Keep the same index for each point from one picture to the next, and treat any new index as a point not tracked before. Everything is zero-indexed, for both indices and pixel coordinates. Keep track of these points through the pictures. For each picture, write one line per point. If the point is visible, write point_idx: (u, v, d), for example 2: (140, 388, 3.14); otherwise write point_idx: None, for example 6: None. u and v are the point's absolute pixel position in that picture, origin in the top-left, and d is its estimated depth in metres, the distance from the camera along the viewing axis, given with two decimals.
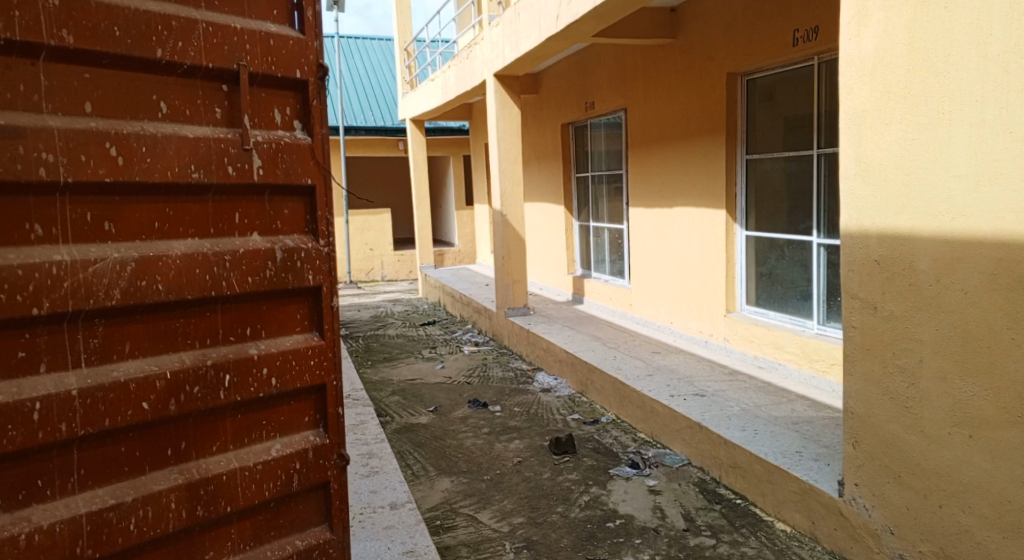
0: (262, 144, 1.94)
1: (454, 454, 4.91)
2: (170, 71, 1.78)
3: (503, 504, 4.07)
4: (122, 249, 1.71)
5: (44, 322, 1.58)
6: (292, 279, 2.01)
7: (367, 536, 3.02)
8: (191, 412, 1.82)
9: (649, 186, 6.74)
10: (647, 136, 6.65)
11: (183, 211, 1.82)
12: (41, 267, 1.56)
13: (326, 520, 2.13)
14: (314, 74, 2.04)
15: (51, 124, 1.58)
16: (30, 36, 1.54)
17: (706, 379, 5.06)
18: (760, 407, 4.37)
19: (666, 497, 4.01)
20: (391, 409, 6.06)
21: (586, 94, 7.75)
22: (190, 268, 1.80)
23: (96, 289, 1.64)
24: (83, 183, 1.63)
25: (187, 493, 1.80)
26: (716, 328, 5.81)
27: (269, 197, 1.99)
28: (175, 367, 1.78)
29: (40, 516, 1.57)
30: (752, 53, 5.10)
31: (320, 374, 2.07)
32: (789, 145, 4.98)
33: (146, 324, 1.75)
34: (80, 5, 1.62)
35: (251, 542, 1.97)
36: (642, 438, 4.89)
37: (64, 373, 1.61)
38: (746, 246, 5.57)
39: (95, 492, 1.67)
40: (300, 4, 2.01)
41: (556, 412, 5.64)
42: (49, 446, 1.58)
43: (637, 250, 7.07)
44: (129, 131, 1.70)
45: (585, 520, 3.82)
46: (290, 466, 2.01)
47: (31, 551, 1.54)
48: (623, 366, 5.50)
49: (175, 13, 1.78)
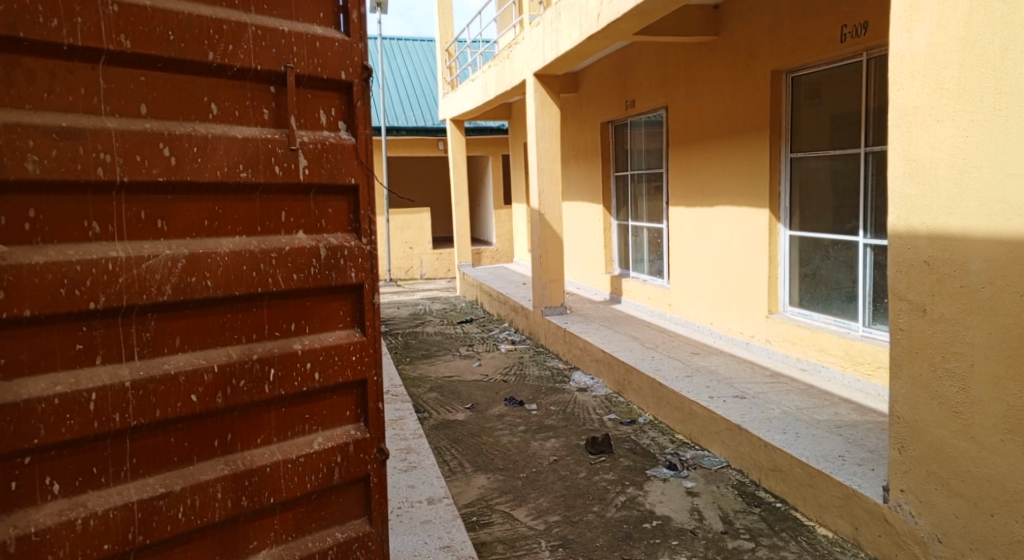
0: (307, 144, 1.99)
1: (490, 452, 4.94)
2: (220, 74, 1.84)
3: (539, 502, 4.08)
4: (174, 246, 1.76)
5: (100, 316, 1.65)
6: (335, 277, 2.05)
7: (405, 530, 3.06)
8: (237, 405, 1.87)
9: (690, 185, 6.68)
10: (689, 134, 6.58)
11: (231, 210, 1.87)
12: (98, 263, 1.62)
13: (366, 513, 2.17)
14: (358, 75, 2.08)
15: (108, 125, 1.64)
16: (90, 41, 1.60)
17: (747, 381, 4.99)
18: (802, 410, 4.30)
19: (704, 499, 3.97)
20: (428, 406, 6.12)
21: (627, 92, 7.71)
22: (237, 265, 1.85)
23: (149, 284, 1.70)
24: (138, 182, 1.69)
25: (233, 484, 1.85)
26: (758, 330, 5.72)
27: (313, 196, 2.03)
28: (222, 361, 1.83)
29: (95, 502, 1.63)
30: (798, 50, 5.01)
31: (362, 370, 2.11)
32: (836, 143, 4.87)
33: (195, 318, 1.81)
34: (137, 10, 1.67)
35: (294, 533, 2.02)
36: (680, 440, 4.85)
37: (118, 365, 1.67)
38: (790, 247, 5.47)
39: (147, 481, 1.73)
40: (346, 6, 2.05)
41: (593, 412, 5.63)
42: (104, 435, 1.65)
43: (677, 250, 7.00)
44: (181, 131, 1.76)
45: (621, 520, 3.80)
46: (331, 459, 2.05)
47: (86, 535, 1.61)
48: (662, 367, 5.46)
49: (226, 17, 1.83)
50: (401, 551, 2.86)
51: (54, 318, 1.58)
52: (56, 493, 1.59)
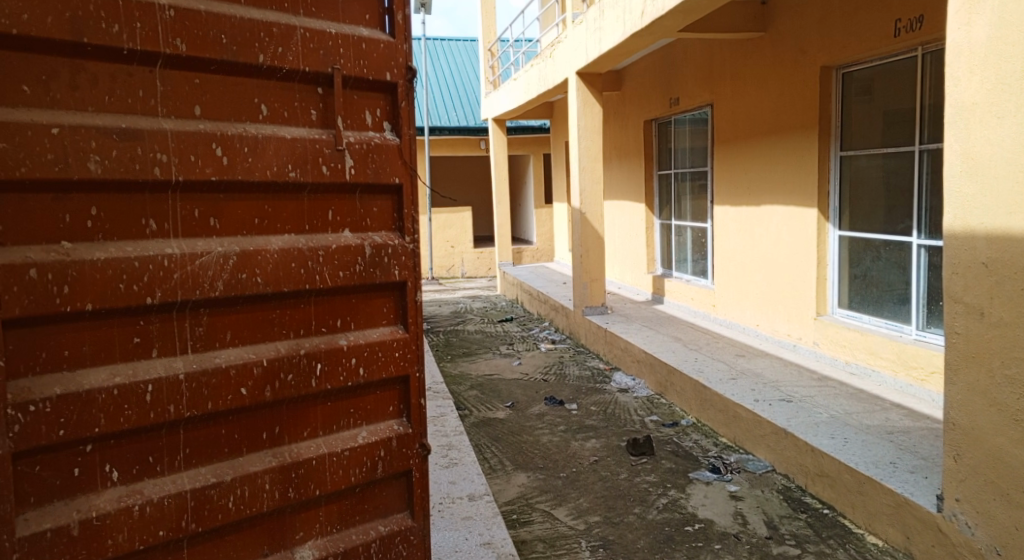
0: (354, 145, 2.03)
1: (530, 451, 4.95)
2: (270, 75, 1.89)
3: (579, 502, 4.08)
4: (225, 243, 1.82)
5: (156, 310, 1.71)
6: (379, 274, 2.10)
7: (446, 525, 3.10)
8: (285, 398, 1.92)
9: (736, 184, 6.58)
10: (735, 132, 6.49)
11: (280, 208, 1.92)
12: (154, 259, 1.68)
13: (407, 507, 2.22)
14: (402, 76, 2.13)
15: (165, 127, 1.70)
16: (148, 44, 1.66)
17: (794, 383, 4.90)
18: (852, 415, 4.21)
19: (748, 504, 3.92)
20: (469, 403, 6.16)
21: (670, 90, 7.64)
22: (286, 262, 1.90)
23: (202, 280, 1.75)
24: (192, 181, 1.74)
25: (281, 475, 1.90)
26: (806, 332, 5.61)
27: (359, 194, 2.08)
28: (271, 356, 1.88)
29: (151, 490, 1.70)
30: (849, 46, 4.90)
31: (404, 366, 2.16)
32: (889, 141, 4.75)
33: (246, 313, 1.86)
34: (191, 15, 1.73)
35: (338, 525, 2.06)
36: (724, 443, 4.79)
37: (172, 358, 1.73)
38: (839, 247, 5.35)
39: (199, 470, 1.78)
40: (391, 8, 2.10)
41: (634, 413, 5.59)
42: (159, 425, 1.71)
43: (722, 250, 6.91)
44: (233, 132, 1.81)
45: (663, 523, 3.78)
46: (374, 453, 2.10)
47: (142, 522, 1.67)
48: (705, 368, 5.40)
49: (277, 20, 1.88)
50: (442, 547, 2.89)
51: (113, 312, 1.64)
52: (115, 480, 1.65)
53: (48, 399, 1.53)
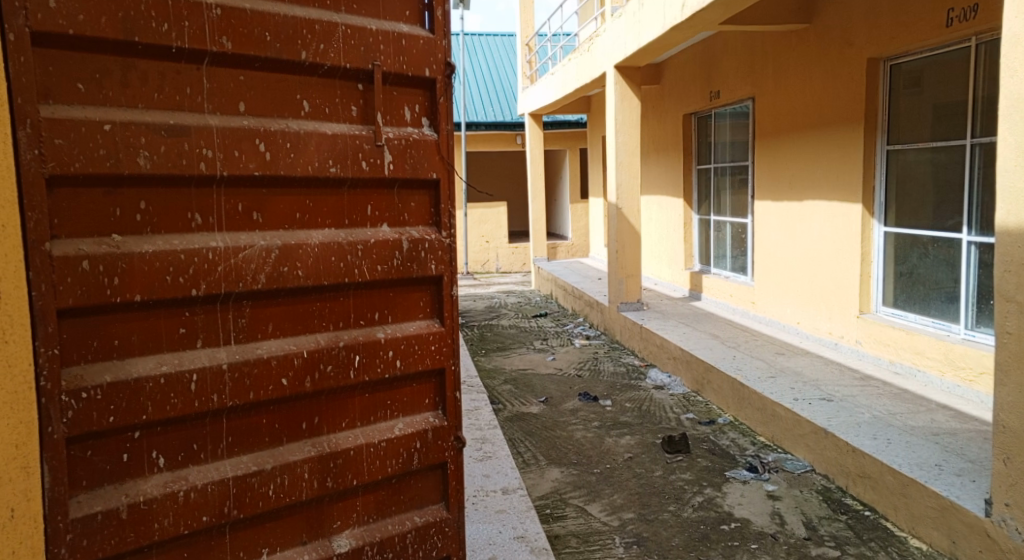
0: (393, 141, 2.06)
1: (564, 446, 4.95)
2: (312, 71, 1.92)
3: (613, 499, 4.07)
4: (268, 237, 1.85)
5: (201, 302, 1.75)
6: (415, 269, 2.13)
7: (480, 518, 3.12)
8: (325, 389, 1.95)
9: (777, 179, 6.46)
10: (777, 126, 6.37)
11: (321, 203, 1.95)
12: (200, 252, 1.73)
13: (442, 499, 2.25)
14: (441, 72, 2.16)
15: (211, 123, 1.74)
16: (196, 42, 1.70)
17: (835, 383, 4.81)
18: (895, 416, 4.11)
19: (786, 504, 3.87)
20: (503, 398, 6.18)
21: (711, 83, 7.53)
22: (326, 256, 1.94)
23: (245, 273, 1.80)
24: (236, 176, 1.78)
25: (319, 465, 1.94)
26: (849, 331, 5.49)
27: (397, 189, 2.11)
28: (311, 347, 1.92)
29: (195, 477, 1.75)
30: (898, 36, 4.77)
31: (440, 359, 2.19)
32: (938, 134, 4.62)
33: (288, 305, 1.90)
34: (237, 13, 1.77)
35: (375, 515, 2.10)
36: (762, 442, 4.73)
37: (216, 349, 1.78)
38: (885, 243, 5.23)
39: (241, 458, 1.83)
40: (431, 4, 2.13)
41: (670, 410, 5.55)
42: (203, 414, 1.75)
43: (763, 246, 6.80)
44: (276, 128, 1.85)
45: (698, 521, 3.75)
46: (411, 444, 2.13)
47: (187, 507, 1.72)
48: (744, 367, 5.33)
49: (319, 16, 1.91)
50: (476, 540, 2.91)
51: (159, 303, 1.69)
52: (161, 466, 1.70)
53: (98, 387, 1.58)
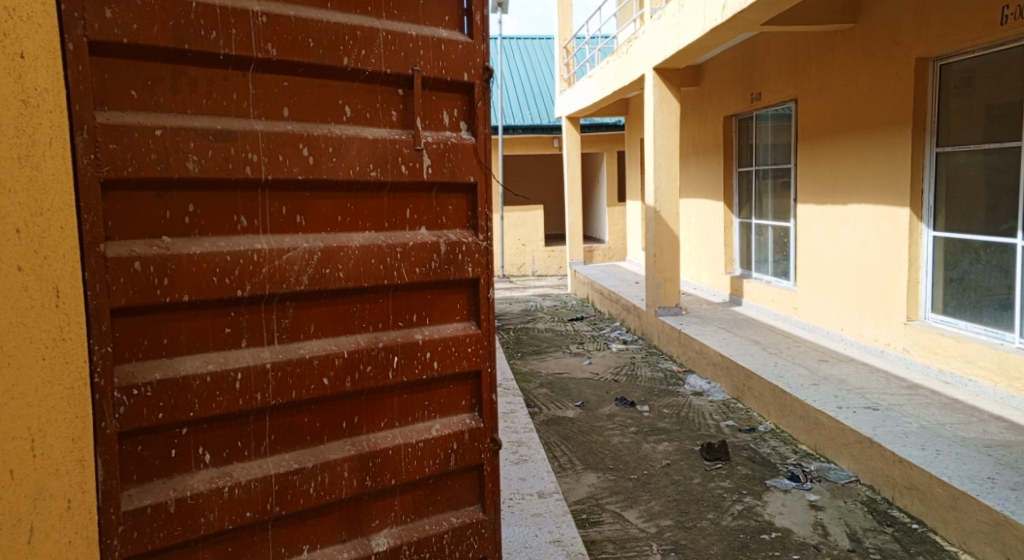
0: (432, 145, 2.10)
1: (600, 451, 4.93)
2: (353, 77, 1.96)
3: (651, 505, 4.04)
4: (310, 239, 1.89)
5: (246, 303, 1.80)
6: (453, 271, 2.16)
7: (515, 521, 3.13)
8: (364, 389, 1.98)
9: (821, 182, 6.35)
10: (821, 128, 6.26)
11: (362, 206, 1.99)
12: (245, 254, 1.77)
13: (479, 501, 2.27)
14: (479, 76, 2.18)
15: (256, 127, 1.79)
16: (243, 50, 1.75)
17: (881, 391, 4.70)
18: (945, 426, 4.00)
19: (829, 514, 3.79)
20: (539, 401, 6.18)
21: (752, 85, 7.43)
22: (366, 259, 1.97)
23: (288, 275, 1.84)
24: (280, 179, 1.83)
25: (358, 464, 1.97)
26: (895, 338, 5.36)
27: (436, 193, 2.14)
28: (351, 348, 1.95)
29: (239, 473, 1.79)
30: (949, 34, 4.64)
31: (476, 361, 2.21)
32: (991, 136, 4.48)
33: (329, 306, 1.93)
34: (282, 20, 1.81)
35: (412, 515, 2.12)
36: (804, 450, 4.64)
37: (260, 348, 1.82)
38: (934, 248, 5.09)
39: (283, 456, 1.87)
40: (470, 9, 2.16)
41: (709, 417, 5.48)
42: (247, 412, 1.80)
43: (806, 250, 6.68)
44: (319, 133, 1.88)
45: (738, 529, 3.70)
46: (448, 445, 2.16)
47: (231, 502, 1.76)
48: (785, 373, 5.24)
49: (360, 23, 1.95)
50: (512, 543, 2.92)
51: (206, 303, 1.74)
52: (207, 462, 1.75)
53: (149, 384, 1.63)
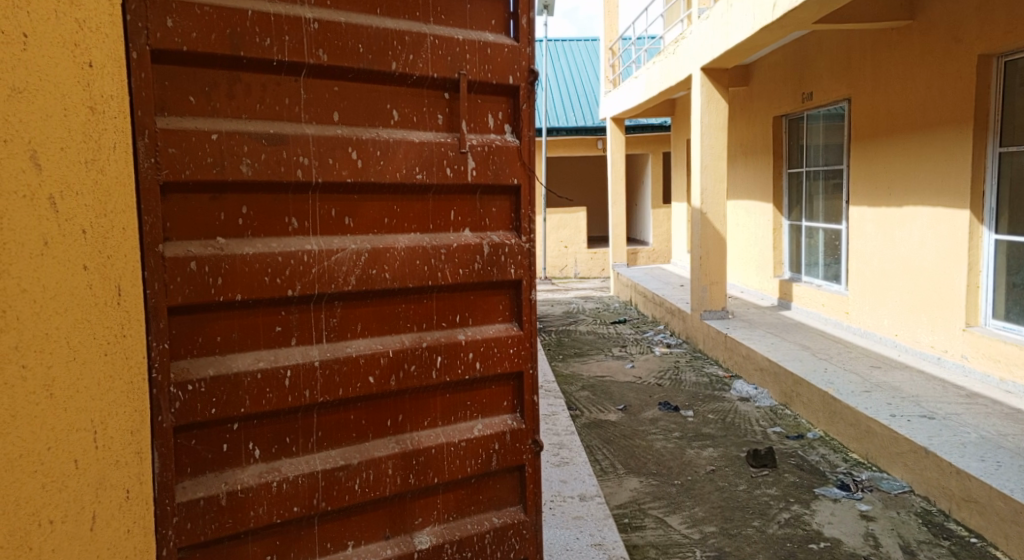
0: (476, 147, 2.12)
1: (643, 456, 4.89)
2: (401, 81, 1.99)
3: (694, 511, 3.99)
4: (358, 241, 1.93)
5: (296, 302, 1.84)
6: (496, 272, 2.17)
7: (557, 523, 3.13)
8: (408, 388, 2.01)
9: (875, 182, 6.18)
10: (875, 128, 6.10)
11: (408, 208, 2.02)
12: (295, 255, 1.82)
13: (521, 502, 2.28)
14: (525, 79, 2.20)
15: (307, 132, 1.83)
16: (295, 56, 1.79)
17: (937, 400, 4.55)
18: (1006, 437, 3.85)
19: (881, 525, 3.69)
20: (581, 404, 6.15)
21: (804, 84, 7.28)
22: (412, 260, 2.00)
23: (337, 275, 1.88)
24: (331, 182, 1.87)
25: (402, 461, 2.00)
26: (953, 345, 5.19)
27: (480, 195, 2.16)
28: (396, 347, 1.99)
29: (288, 468, 1.83)
30: (1015, 30, 4.47)
31: (518, 362, 2.23)
32: None
33: (375, 307, 1.97)
34: (334, 26, 1.85)
35: (454, 513, 2.14)
36: (855, 459, 4.53)
37: (309, 346, 1.87)
38: (996, 251, 4.91)
39: (330, 453, 1.91)
40: (516, 13, 2.18)
41: (755, 423, 5.39)
42: (296, 408, 1.84)
43: (859, 254, 6.51)
44: (367, 137, 1.92)
45: (784, 538, 3.63)
46: (490, 445, 2.17)
47: (280, 496, 1.81)
48: (836, 380, 5.11)
49: (409, 28, 1.98)
50: (553, 544, 2.92)
51: (258, 303, 1.79)
52: (257, 457, 1.80)
53: (203, 380, 1.69)
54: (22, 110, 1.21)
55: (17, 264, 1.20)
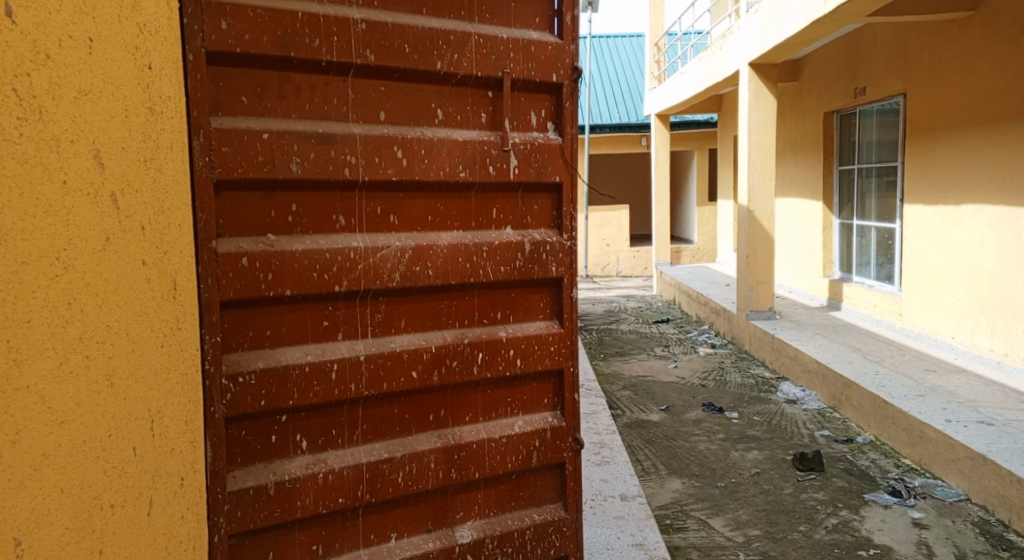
0: (519, 145, 2.13)
1: (686, 457, 4.83)
2: (446, 81, 2.02)
3: (738, 514, 3.93)
4: (403, 238, 1.96)
5: (342, 298, 1.88)
6: (537, 270, 2.18)
7: (597, 522, 3.13)
8: (450, 384, 2.04)
9: (932, 179, 5.98)
10: (931, 124, 5.92)
11: (451, 206, 2.05)
12: (343, 252, 1.86)
13: (561, 499, 2.28)
14: (568, 76, 2.20)
15: (354, 131, 1.87)
16: (343, 56, 1.82)
17: (996, 406, 4.39)
18: None
19: (935, 534, 3.58)
20: (622, 404, 6.12)
21: (857, 79, 7.10)
22: (454, 257, 2.03)
23: (382, 272, 1.91)
24: (377, 181, 1.90)
25: (444, 455, 2.03)
26: (1014, 349, 5.00)
27: (522, 193, 2.18)
28: (439, 343, 2.01)
29: (333, 460, 1.87)
30: None
31: (559, 360, 2.23)
32: None
33: (418, 303, 2.00)
34: (380, 27, 1.88)
35: (495, 509, 2.16)
36: (907, 465, 4.40)
37: (355, 341, 1.90)
38: None
39: (374, 445, 1.94)
40: (561, 10, 2.18)
41: (802, 426, 5.28)
42: (342, 402, 1.88)
43: (913, 254, 6.31)
44: (412, 135, 1.95)
45: (832, 544, 3.55)
46: (530, 442, 2.19)
47: (326, 487, 1.85)
48: (888, 383, 4.98)
49: (454, 27, 2.00)
50: (594, 543, 2.92)
51: (306, 298, 1.83)
52: (304, 449, 1.84)
53: (253, 372, 1.74)
54: (102, 113, 1.21)
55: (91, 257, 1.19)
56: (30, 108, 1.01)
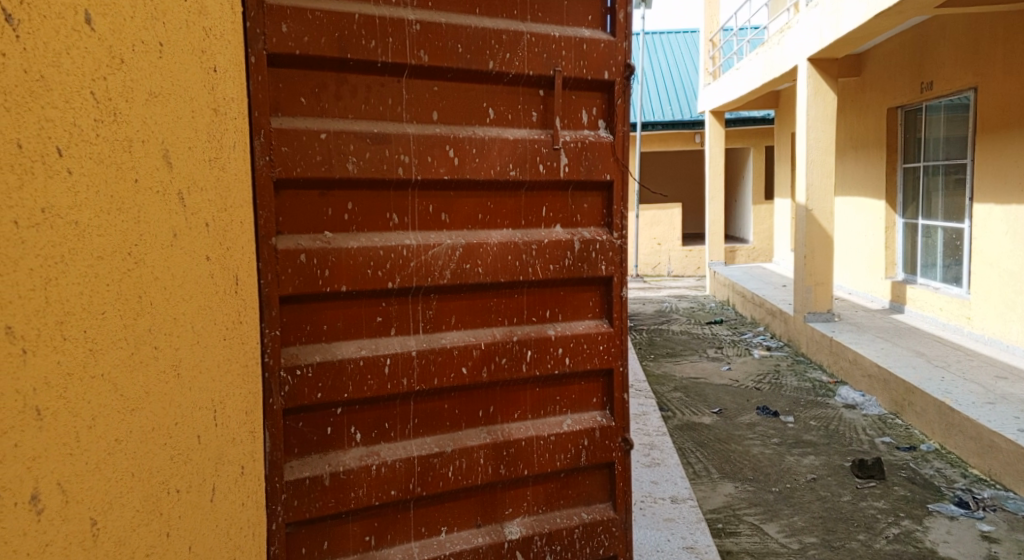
0: (570, 144, 2.14)
1: (739, 460, 4.75)
2: (498, 80, 2.03)
3: (793, 520, 3.85)
4: (453, 236, 1.99)
5: (395, 294, 1.92)
6: (587, 269, 2.18)
7: (647, 524, 3.10)
8: (499, 380, 2.06)
9: (1004, 176, 5.73)
10: (1004, 118, 5.67)
11: (501, 205, 2.07)
12: (395, 249, 1.89)
13: (610, 499, 2.28)
14: (620, 74, 2.19)
15: (408, 131, 1.91)
16: (398, 57, 1.86)
17: None
18: None
19: (1005, 548, 3.43)
20: (673, 405, 6.05)
21: (924, 73, 6.85)
22: (504, 256, 2.04)
23: (433, 269, 1.94)
24: (429, 179, 1.94)
25: (493, 451, 2.05)
26: None
27: (572, 191, 2.18)
28: (488, 340, 2.03)
29: (386, 453, 1.91)
30: None
31: (608, 359, 2.23)
32: None
33: (469, 300, 2.03)
34: (434, 27, 1.91)
35: (544, 506, 2.17)
36: (975, 475, 4.23)
37: (407, 337, 1.94)
38: None
39: (425, 440, 1.98)
40: (614, 7, 2.18)
41: (862, 432, 5.13)
42: (394, 396, 1.92)
43: (984, 254, 6.06)
44: (464, 135, 1.98)
45: (894, 555, 3.45)
46: (579, 441, 2.19)
47: (378, 479, 1.89)
48: (955, 390, 4.80)
49: (507, 27, 2.02)
50: (643, 545, 2.91)
51: (361, 294, 1.88)
52: (358, 441, 1.89)
53: (310, 365, 1.79)
54: (174, 115, 1.27)
55: (167, 250, 1.25)
56: (105, 109, 1.05)
